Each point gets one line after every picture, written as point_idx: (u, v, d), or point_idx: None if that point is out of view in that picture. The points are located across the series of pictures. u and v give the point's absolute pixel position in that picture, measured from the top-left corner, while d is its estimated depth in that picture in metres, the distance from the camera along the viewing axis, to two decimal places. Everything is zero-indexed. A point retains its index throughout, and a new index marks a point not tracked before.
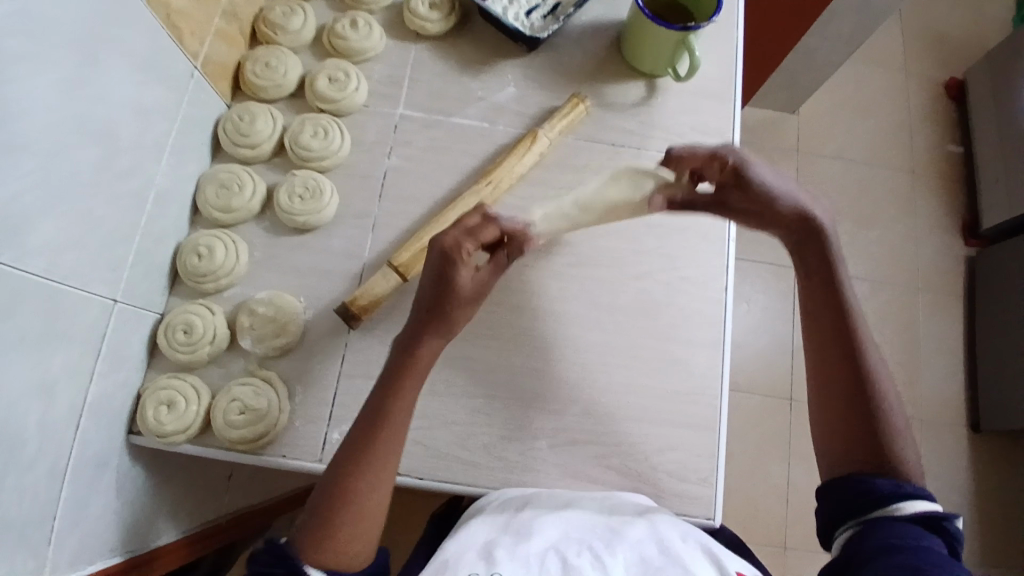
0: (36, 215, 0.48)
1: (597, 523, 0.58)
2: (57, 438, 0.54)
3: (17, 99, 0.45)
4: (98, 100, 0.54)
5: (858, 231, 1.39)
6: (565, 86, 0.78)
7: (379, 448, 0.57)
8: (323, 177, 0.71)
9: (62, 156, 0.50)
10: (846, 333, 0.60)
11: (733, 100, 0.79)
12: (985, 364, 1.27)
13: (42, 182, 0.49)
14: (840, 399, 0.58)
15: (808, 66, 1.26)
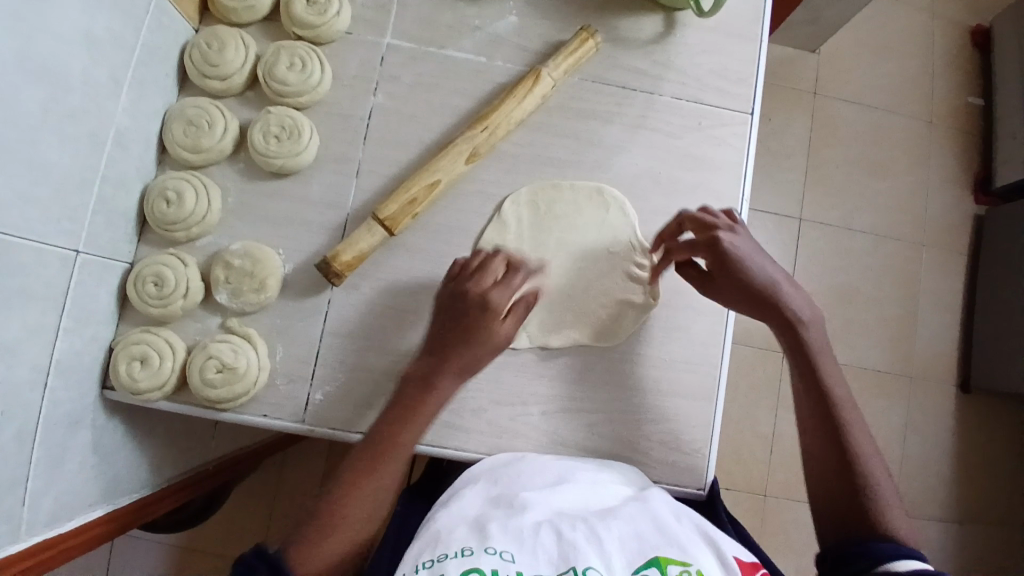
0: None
1: (587, 510, 0.53)
2: (21, 401, 0.51)
3: None
4: (38, 26, 0.46)
5: (871, 183, 1.32)
6: (572, 18, 0.70)
7: (378, 469, 0.54)
8: (300, 115, 0.64)
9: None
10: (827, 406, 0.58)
11: (757, 39, 0.71)
12: (982, 325, 1.25)
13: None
14: (828, 474, 0.56)
15: None
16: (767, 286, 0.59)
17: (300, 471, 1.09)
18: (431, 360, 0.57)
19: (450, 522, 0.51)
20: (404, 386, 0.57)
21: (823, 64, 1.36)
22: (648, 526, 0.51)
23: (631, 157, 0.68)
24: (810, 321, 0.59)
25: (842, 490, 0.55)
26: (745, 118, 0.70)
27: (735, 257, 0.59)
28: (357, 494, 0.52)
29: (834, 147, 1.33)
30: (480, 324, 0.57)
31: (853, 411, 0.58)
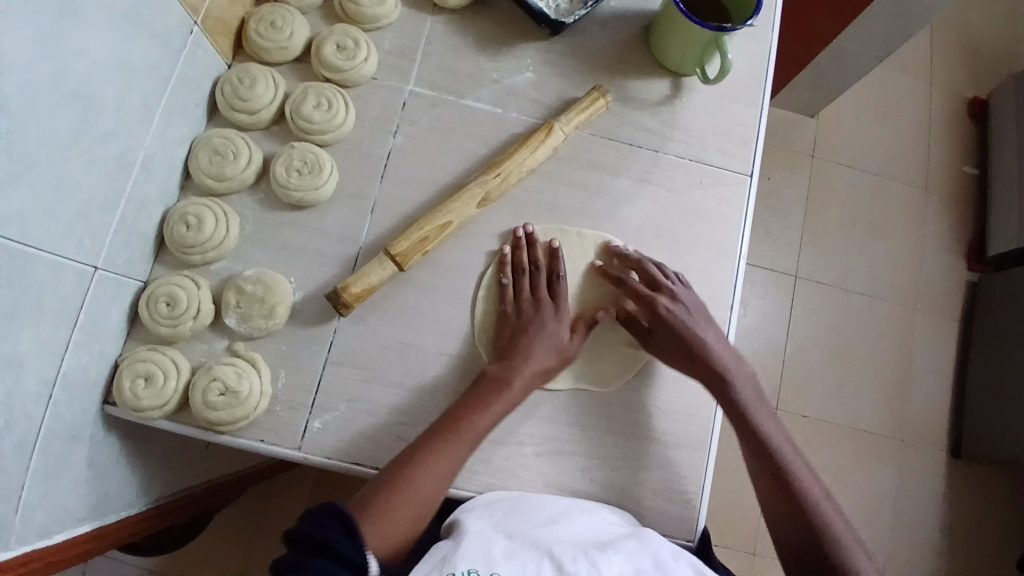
0: (3, 180, 0.45)
1: (588, 539, 0.56)
2: (26, 411, 0.51)
3: None
4: (83, 55, 0.49)
5: (866, 245, 1.36)
6: (585, 76, 0.74)
7: (454, 447, 0.58)
8: (322, 152, 0.67)
9: (35, 115, 0.46)
10: (767, 450, 0.60)
11: (759, 105, 0.75)
12: (974, 391, 1.27)
13: (12, 144, 0.45)
14: (785, 514, 0.58)
15: (837, 69, 1.21)
16: (698, 341, 0.63)
17: (286, 499, 1.08)
18: (502, 359, 0.63)
19: (449, 544, 0.53)
20: (484, 378, 0.62)
21: (821, 129, 1.42)
22: (648, 562, 0.54)
23: (635, 210, 0.71)
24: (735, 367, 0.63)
25: (797, 531, 0.57)
26: (745, 178, 0.73)
27: (667, 310, 0.64)
28: (430, 473, 0.56)
29: (831, 208, 1.38)
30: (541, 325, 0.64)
31: (789, 448, 0.61)
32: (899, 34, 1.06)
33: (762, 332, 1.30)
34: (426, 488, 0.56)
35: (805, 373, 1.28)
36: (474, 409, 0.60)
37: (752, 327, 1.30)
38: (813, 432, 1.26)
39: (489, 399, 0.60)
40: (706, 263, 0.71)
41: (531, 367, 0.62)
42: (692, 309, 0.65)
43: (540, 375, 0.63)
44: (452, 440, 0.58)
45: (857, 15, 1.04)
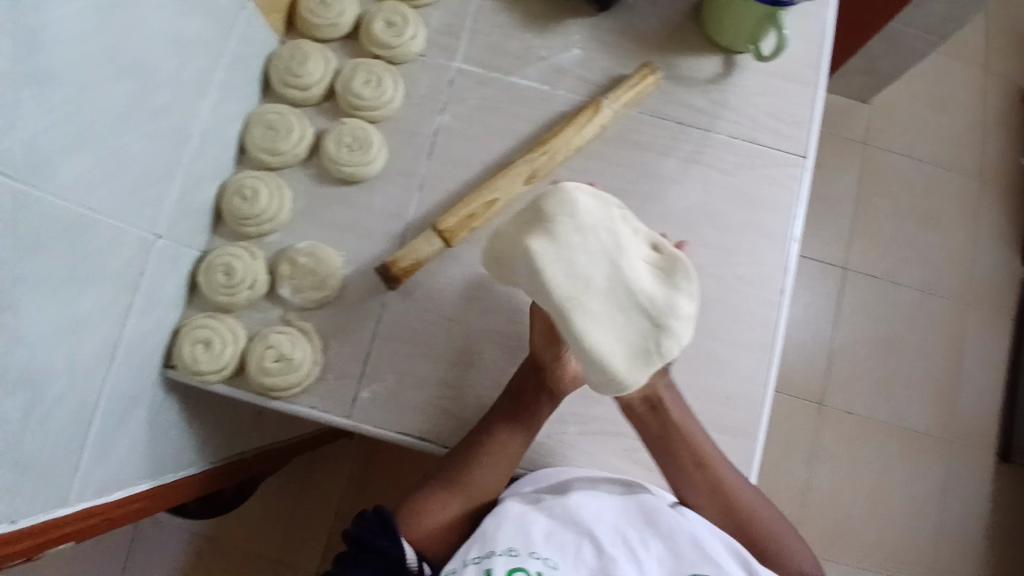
0: (68, 147, 0.47)
1: (629, 514, 0.56)
2: (88, 372, 0.54)
3: (53, 24, 0.43)
4: (139, 29, 0.50)
5: (917, 235, 1.31)
6: (634, 54, 0.73)
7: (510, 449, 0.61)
8: (371, 128, 0.68)
9: (98, 85, 0.48)
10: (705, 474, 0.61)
11: (814, 86, 0.73)
12: None
13: (76, 110, 0.46)
14: (713, 508, 0.61)
15: (890, 51, 1.16)
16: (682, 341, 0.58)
17: (325, 474, 1.12)
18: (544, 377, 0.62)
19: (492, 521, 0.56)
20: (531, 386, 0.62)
21: (872, 114, 1.37)
22: (685, 541, 0.54)
23: (682, 191, 0.70)
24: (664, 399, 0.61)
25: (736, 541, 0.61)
26: (797, 162, 0.72)
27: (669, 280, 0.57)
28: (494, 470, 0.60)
29: (880, 197, 1.33)
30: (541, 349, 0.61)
31: (724, 464, 0.62)
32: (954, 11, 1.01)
33: (804, 322, 1.27)
34: (486, 488, 0.60)
35: (850, 366, 1.25)
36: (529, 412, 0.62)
37: (794, 317, 1.28)
38: (855, 427, 1.23)
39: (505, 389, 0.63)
40: (755, 245, 0.70)
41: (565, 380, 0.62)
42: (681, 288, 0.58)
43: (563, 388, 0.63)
44: (513, 444, 0.61)
45: None
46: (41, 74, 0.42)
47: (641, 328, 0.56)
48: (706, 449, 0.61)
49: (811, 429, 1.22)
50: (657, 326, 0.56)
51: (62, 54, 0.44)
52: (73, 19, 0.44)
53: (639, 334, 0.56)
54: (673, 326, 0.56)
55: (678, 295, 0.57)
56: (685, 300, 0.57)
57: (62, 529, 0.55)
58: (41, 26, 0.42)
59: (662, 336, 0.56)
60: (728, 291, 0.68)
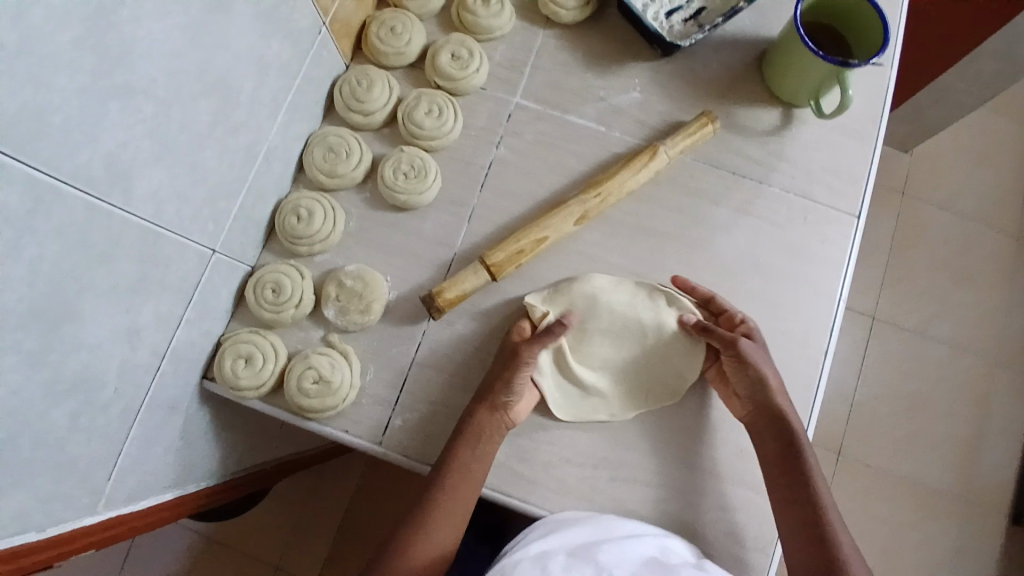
0: (143, 162, 0.47)
1: (653, 560, 0.55)
2: (134, 382, 0.54)
3: (140, 43, 0.43)
4: (221, 49, 0.51)
5: (954, 291, 1.29)
6: (692, 99, 0.73)
7: (461, 483, 0.59)
8: (429, 157, 0.68)
9: (178, 102, 0.48)
10: (808, 507, 0.58)
11: (873, 145, 0.72)
12: None
13: (157, 128, 0.47)
14: (798, 520, 0.58)
15: (941, 104, 1.15)
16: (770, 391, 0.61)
17: (334, 484, 1.12)
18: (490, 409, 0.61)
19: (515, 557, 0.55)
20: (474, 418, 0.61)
21: (914, 167, 1.36)
22: None
23: (732, 240, 0.70)
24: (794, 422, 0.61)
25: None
26: (852, 221, 0.71)
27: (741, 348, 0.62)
28: (445, 510, 0.58)
29: (918, 250, 1.31)
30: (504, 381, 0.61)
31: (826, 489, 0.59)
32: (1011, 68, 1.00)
33: (833, 372, 1.25)
34: (443, 532, 0.58)
35: (875, 419, 1.22)
36: (474, 443, 0.60)
37: None
38: (876, 483, 1.20)
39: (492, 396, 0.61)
40: (802, 301, 0.68)
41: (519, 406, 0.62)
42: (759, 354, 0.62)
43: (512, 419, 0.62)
44: (463, 479, 0.59)
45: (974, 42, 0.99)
46: (124, 89, 0.43)
47: (647, 377, 0.65)
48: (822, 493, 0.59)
49: (830, 481, 1.19)
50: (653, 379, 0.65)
51: (148, 72, 0.44)
52: (162, 39, 0.45)
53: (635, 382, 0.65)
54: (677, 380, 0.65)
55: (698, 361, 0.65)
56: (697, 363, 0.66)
57: (86, 537, 0.55)
58: (129, 44, 0.42)
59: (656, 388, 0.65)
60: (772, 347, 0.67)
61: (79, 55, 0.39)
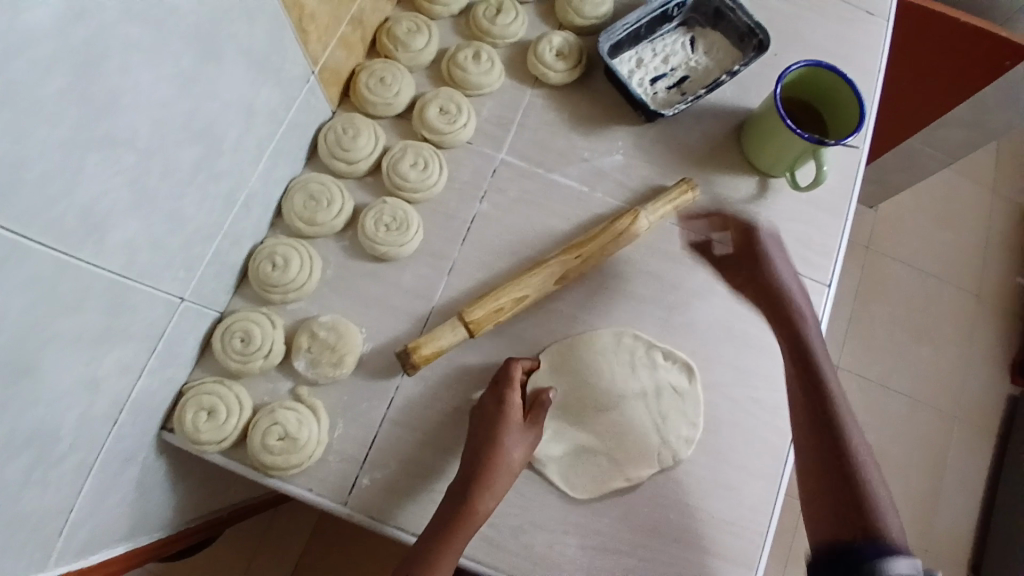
0: (119, 213, 0.45)
1: None
2: (91, 435, 0.51)
3: (124, 94, 0.42)
4: (209, 98, 0.50)
5: (913, 348, 1.32)
6: (673, 163, 0.74)
7: (450, 543, 0.55)
8: (411, 209, 0.68)
9: (161, 152, 0.47)
10: (833, 456, 0.59)
11: (843, 217, 0.75)
12: (1003, 510, 1.20)
13: (136, 178, 0.45)
14: (823, 475, 0.58)
15: (907, 161, 1.21)
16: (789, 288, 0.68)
17: (288, 529, 1.07)
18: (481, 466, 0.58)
19: None
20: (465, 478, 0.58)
21: (877, 227, 1.41)
22: None
23: (708, 305, 0.70)
24: (837, 392, 0.62)
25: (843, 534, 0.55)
26: (822, 290, 0.72)
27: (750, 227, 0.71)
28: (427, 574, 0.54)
29: (881, 307, 1.35)
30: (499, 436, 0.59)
31: (868, 459, 0.59)
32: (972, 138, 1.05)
33: None
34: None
35: None
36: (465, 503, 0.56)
37: None
38: None
39: (488, 479, 0.57)
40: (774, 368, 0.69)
41: (511, 462, 0.58)
42: (778, 251, 0.70)
43: (506, 481, 0.58)
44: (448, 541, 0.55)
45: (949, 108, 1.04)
46: (106, 139, 0.41)
47: (638, 437, 0.64)
48: (862, 462, 0.58)
49: None
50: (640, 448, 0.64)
51: (131, 122, 0.43)
52: (149, 89, 0.43)
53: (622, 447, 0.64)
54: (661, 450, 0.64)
55: (679, 424, 0.65)
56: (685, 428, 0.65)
57: None
58: (113, 96, 0.41)
59: (638, 455, 0.64)
60: (745, 416, 0.67)
61: (61, 105, 0.37)
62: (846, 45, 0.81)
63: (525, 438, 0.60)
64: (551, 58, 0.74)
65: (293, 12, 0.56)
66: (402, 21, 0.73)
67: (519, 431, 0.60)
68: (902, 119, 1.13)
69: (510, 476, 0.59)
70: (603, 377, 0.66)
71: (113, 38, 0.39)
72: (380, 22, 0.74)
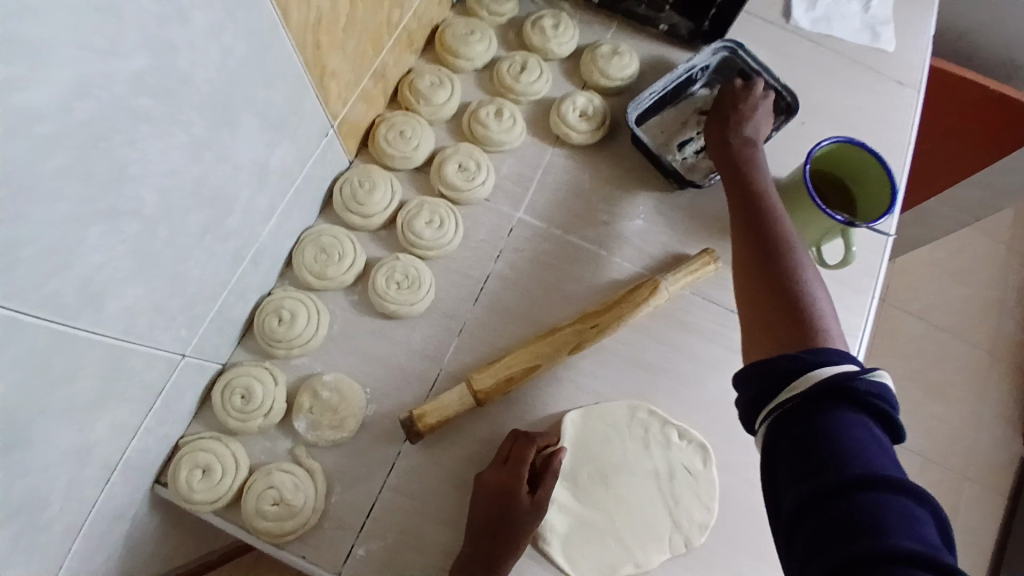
0: (121, 281, 0.44)
1: None
2: (80, 500, 0.49)
3: (133, 164, 0.40)
4: (223, 160, 0.49)
5: (924, 404, 1.29)
6: (695, 231, 0.72)
7: None
8: (423, 267, 0.67)
9: (167, 217, 0.46)
10: (790, 290, 0.53)
11: (869, 296, 0.73)
12: None
13: (140, 245, 0.44)
14: (780, 315, 0.52)
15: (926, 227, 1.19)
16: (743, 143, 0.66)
17: None
18: (486, 543, 0.56)
19: None
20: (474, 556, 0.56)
21: (895, 283, 1.39)
22: None
23: (725, 382, 0.68)
24: (810, 278, 0.54)
25: (775, 328, 0.51)
26: None
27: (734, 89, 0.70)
28: None
29: (896, 366, 1.32)
30: (505, 510, 0.57)
31: (821, 295, 0.53)
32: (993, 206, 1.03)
33: None
34: None
35: None
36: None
37: None
38: None
39: (496, 557, 0.56)
40: None
41: (513, 542, 0.57)
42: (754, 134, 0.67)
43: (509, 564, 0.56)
44: None
45: (956, 179, 1.05)
46: (111, 210, 0.40)
47: (647, 520, 0.62)
48: (810, 292, 0.53)
49: None
50: (650, 533, 0.61)
51: (137, 192, 0.42)
52: (158, 158, 0.42)
53: (632, 531, 0.61)
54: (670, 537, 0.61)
55: (692, 508, 0.62)
56: (698, 512, 0.62)
57: None
58: (121, 167, 0.40)
59: (647, 539, 0.61)
60: (760, 500, 0.64)
61: (63, 183, 0.36)
62: (872, 116, 0.80)
63: (532, 508, 0.58)
64: (574, 119, 0.73)
65: (314, 72, 0.55)
66: (425, 74, 0.72)
67: (528, 501, 0.58)
68: (914, 186, 1.13)
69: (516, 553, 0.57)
70: (617, 455, 0.64)
71: (121, 111, 0.38)
72: (402, 74, 0.73)
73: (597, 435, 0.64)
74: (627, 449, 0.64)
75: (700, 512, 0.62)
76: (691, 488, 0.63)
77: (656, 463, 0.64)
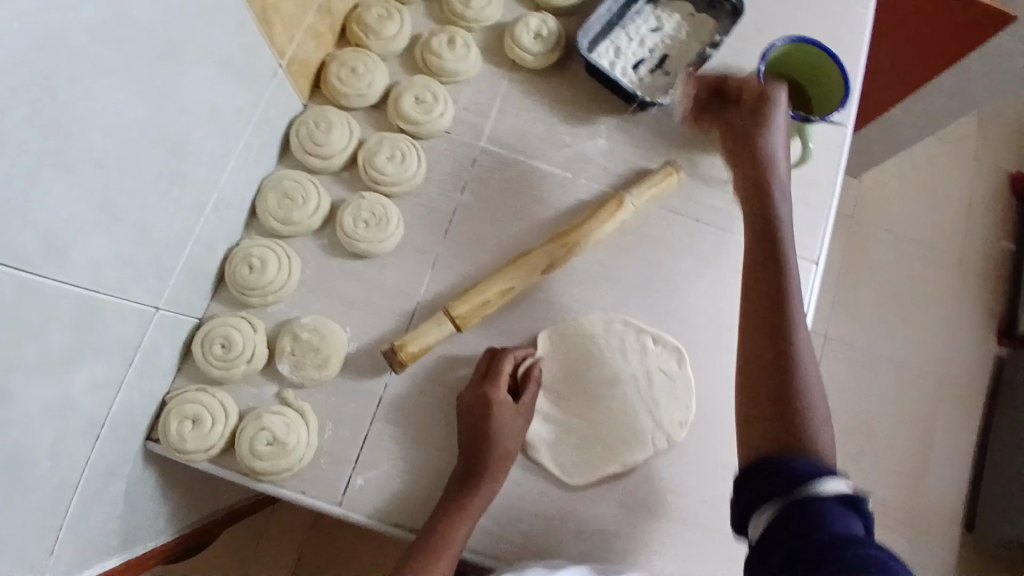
0: (80, 227, 0.43)
1: None
2: (71, 453, 0.50)
3: (76, 103, 0.39)
4: (172, 100, 0.48)
5: (899, 309, 1.33)
6: (657, 144, 0.73)
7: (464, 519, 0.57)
8: (390, 204, 0.67)
9: (120, 161, 0.45)
10: (776, 339, 0.53)
11: (831, 193, 0.74)
12: (990, 467, 1.22)
13: (94, 189, 0.43)
14: (768, 371, 0.52)
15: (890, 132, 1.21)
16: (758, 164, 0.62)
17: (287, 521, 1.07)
18: (479, 454, 0.59)
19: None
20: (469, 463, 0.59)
21: (862, 195, 1.41)
22: None
23: (697, 291, 0.69)
24: (796, 321, 0.54)
25: (763, 383, 0.52)
26: (810, 266, 0.71)
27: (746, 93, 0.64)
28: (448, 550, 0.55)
29: (868, 274, 1.35)
30: (493, 421, 0.59)
31: (808, 351, 0.53)
32: (954, 105, 1.04)
33: None
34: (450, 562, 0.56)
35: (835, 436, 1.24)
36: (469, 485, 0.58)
37: None
38: None
39: (487, 466, 0.58)
40: None
41: (501, 453, 0.59)
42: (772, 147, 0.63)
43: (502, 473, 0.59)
44: (461, 513, 0.57)
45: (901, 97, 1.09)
46: (58, 152, 0.40)
47: (632, 425, 0.64)
48: (795, 342, 0.53)
49: None
50: (636, 436, 0.63)
51: (85, 133, 0.41)
52: (102, 96, 0.41)
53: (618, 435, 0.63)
54: (654, 437, 0.63)
55: (675, 409, 0.65)
56: (680, 411, 0.65)
57: None
58: (64, 106, 0.39)
59: (633, 441, 0.63)
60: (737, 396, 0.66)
61: (5, 121, 0.35)
62: (824, 16, 0.79)
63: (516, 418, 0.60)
64: (529, 41, 0.72)
65: (255, 4, 0.54)
66: (372, 8, 0.71)
67: (512, 412, 0.60)
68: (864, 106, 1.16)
69: (510, 459, 0.60)
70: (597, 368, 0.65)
71: (56, 43, 0.37)
72: (349, 10, 0.71)
73: (575, 351, 0.66)
74: (606, 361, 0.65)
75: (682, 411, 0.64)
76: (671, 390, 0.65)
77: (637, 371, 0.65)
